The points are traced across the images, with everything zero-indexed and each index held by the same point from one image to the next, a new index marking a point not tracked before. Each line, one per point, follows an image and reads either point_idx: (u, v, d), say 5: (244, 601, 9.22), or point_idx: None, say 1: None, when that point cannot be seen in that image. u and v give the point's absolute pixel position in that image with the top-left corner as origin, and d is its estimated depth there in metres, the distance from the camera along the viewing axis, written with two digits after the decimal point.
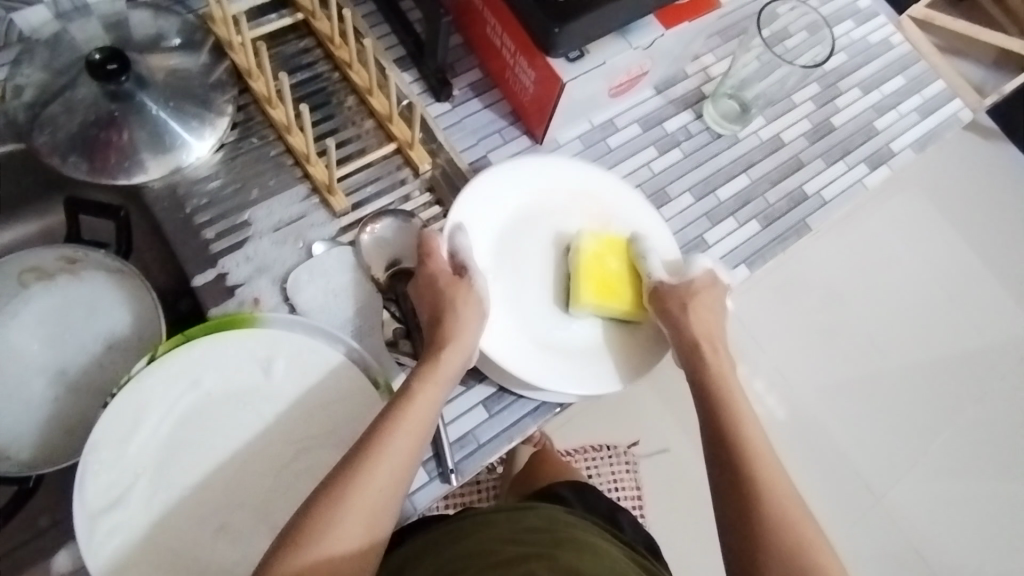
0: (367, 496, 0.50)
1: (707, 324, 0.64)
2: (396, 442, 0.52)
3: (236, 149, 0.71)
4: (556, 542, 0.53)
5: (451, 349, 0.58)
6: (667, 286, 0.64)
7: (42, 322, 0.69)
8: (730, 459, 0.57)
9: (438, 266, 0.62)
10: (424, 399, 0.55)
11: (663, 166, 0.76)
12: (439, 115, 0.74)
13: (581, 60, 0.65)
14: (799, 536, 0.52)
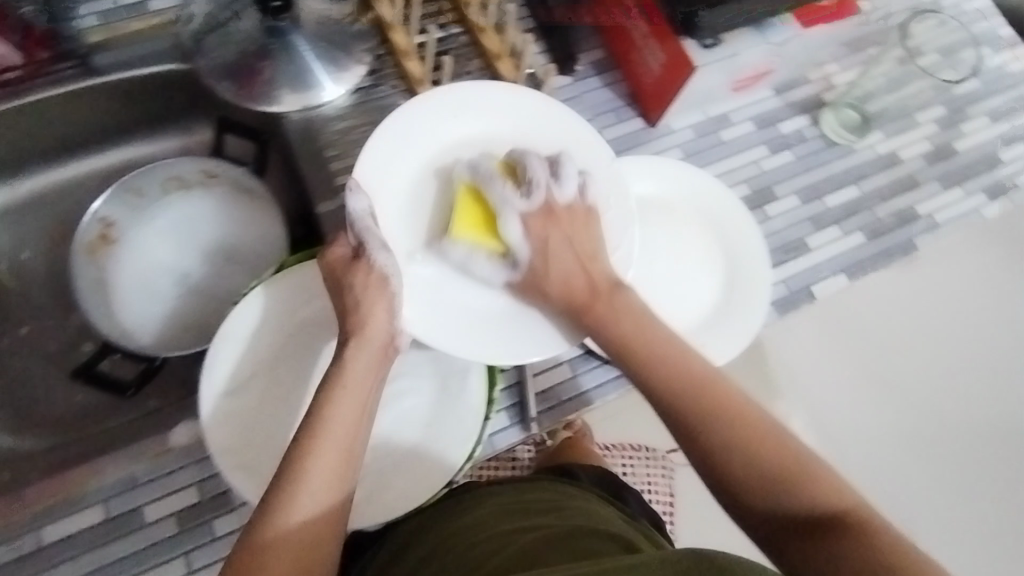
0: (315, 473, 0.46)
1: (583, 249, 0.57)
2: (326, 445, 0.47)
3: (368, 95, 0.75)
4: (556, 509, 0.56)
5: (368, 339, 0.52)
6: (539, 235, 0.57)
7: (175, 226, 0.75)
8: (676, 399, 0.50)
9: (338, 257, 0.55)
10: (344, 395, 0.49)
11: (772, 166, 0.76)
12: (561, 87, 0.76)
13: (715, 48, 0.67)
14: (760, 435, 0.47)
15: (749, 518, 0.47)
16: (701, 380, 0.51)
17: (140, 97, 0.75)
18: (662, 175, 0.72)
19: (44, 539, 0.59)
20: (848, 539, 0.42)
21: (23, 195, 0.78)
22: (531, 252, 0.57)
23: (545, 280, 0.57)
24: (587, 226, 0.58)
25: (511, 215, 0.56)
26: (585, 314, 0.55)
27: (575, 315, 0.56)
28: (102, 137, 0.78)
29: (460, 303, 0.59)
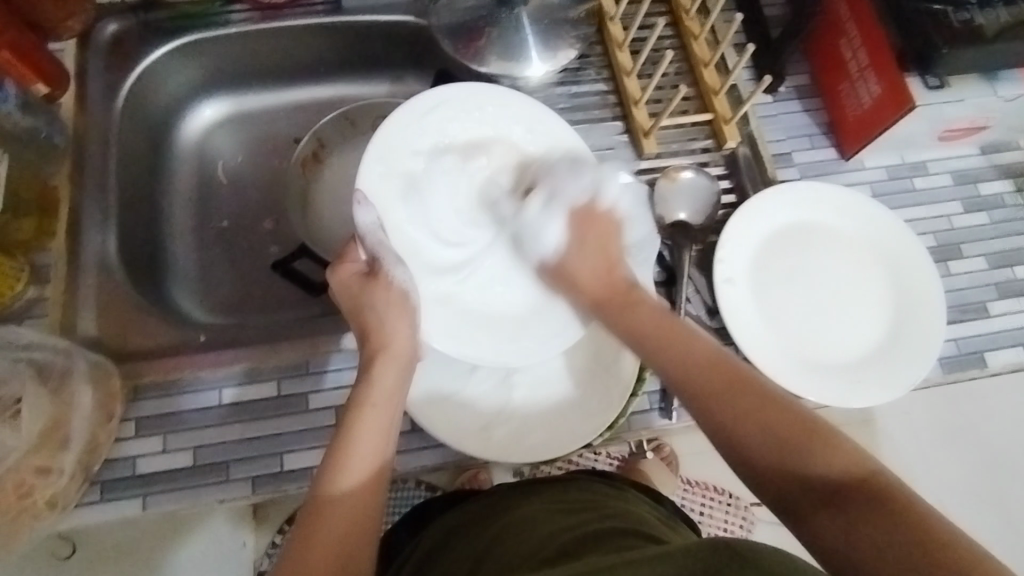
0: (353, 462, 0.47)
1: (598, 257, 0.60)
2: (357, 435, 0.48)
3: (573, 76, 0.80)
4: (595, 508, 0.57)
5: (384, 342, 0.54)
6: (578, 218, 0.61)
7: (371, 159, 0.82)
8: (725, 407, 0.46)
9: (350, 272, 0.57)
10: (377, 388, 0.51)
11: (963, 224, 0.74)
12: (759, 104, 0.78)
13: (939, 90, 0.65)
14: (838, 461, 0.42)
15: (818, 535, 0.40)
16: (751, 390, 0.46)
17: (373, 41, 0.83)
18: (841, 207, 0.72)
19: (224, 398, 0.66)
20: (845, 517, 0.40)
21: (249, 107, 0.88)
22: (570, 246, 0.61)
23: (573, 272, 0.61)
24: (608, 229, 0.61)
25: (544, 222, 0.63)
26: (619, 314, 0.56)
27: (610, 305, 0.58)
28: (327, 70, 0.87)
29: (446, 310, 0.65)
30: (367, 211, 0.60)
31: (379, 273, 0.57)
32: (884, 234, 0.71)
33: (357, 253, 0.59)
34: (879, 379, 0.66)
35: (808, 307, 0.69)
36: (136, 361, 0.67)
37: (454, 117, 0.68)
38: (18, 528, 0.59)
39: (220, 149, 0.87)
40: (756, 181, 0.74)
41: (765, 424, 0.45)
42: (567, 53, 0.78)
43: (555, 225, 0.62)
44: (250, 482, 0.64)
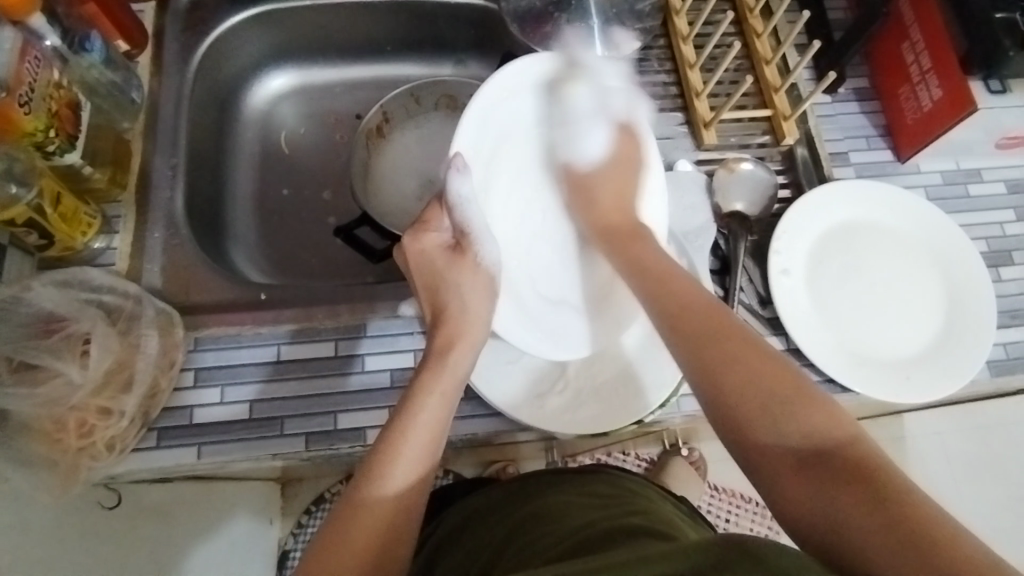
0: (400, 461, 0.48)
1: (621, 184, 0.64)
2: (415, 421, 0.50)
3: (636, 66, 0.81)
4: (619, 503, 0.61)
5: (464, 326, 0.55)
6: (620, 144, 0.65)
7: (433, 136, 0.84)
8: (741, 399, 0.45)
9: (432, 240, 0.58)
10: (454, 364, 0.53)
11: (1016, 232, 0.75)
12: (818, 104, 0.79)
13: (1001, 94, 0.68)
14: (834, 437, 0.43)
15: (801, 519, 0.41)
16: (772, 373, 0.46)
17: (441, 21, 0.85)
18: (893, 207, 0.73)
19: (282, 354, 0.67)
20: (845, 502, 0.40)
21: (314, 81, 0.90)
22: (594, 183, 0.64)
23: (593, 195, 0.64)
24: (626, 171, 0.64)
25: (604, 118, 0.66)
26: (625, 249, 0.59)
27: (614, 241, 0.61)
28: (393, 49, 0.89)
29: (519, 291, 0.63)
30: (463, 179, 0.56)
31: (466, 250, 0.58)
32: (937, 237, 0.72)
33: (440, 220, 0.59)
34: (932, 374, 0.67)
35: (862, 301, 0.70)
36: (199, 313, 0.68)
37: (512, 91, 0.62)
38: (78, 466, 0.60)
39: (283, 119, 0.89)
40: (812, 177, 0.75)
41: (783, 405, 0.44)
42: (632, 43, 0.79)
43: (601, 133, 0.66)
44: (303, 438, 0.64)
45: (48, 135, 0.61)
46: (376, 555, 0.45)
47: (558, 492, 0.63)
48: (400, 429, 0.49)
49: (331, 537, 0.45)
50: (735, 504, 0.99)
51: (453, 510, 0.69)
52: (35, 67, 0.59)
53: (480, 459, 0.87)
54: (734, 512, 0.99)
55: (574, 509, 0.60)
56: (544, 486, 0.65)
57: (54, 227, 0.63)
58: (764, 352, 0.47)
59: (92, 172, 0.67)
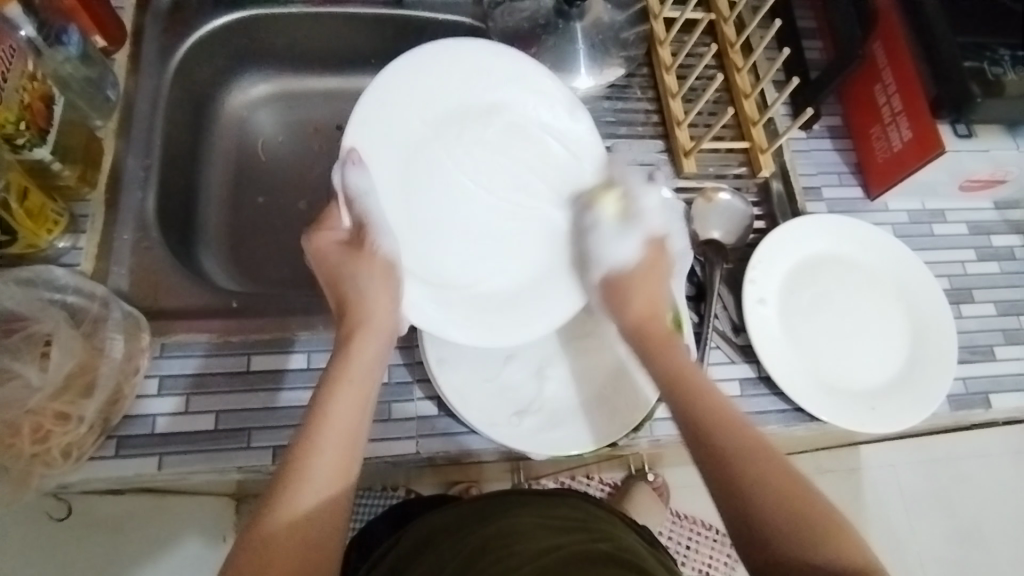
0: (311, 476, 0.47)
1: (655, 289, 0.61)
2: (324, 428, 0.49)
3: (619, 93, 0.83)
4: (584, 526, 0.61)
5: (365, 317, 0.55)
6: (647, 257, 0.63)
7: None
8: (757, 493, 0.47)
9: (332, 239, 0.58)
10: (358, 351, 0.54)
11: (977, 271, 0.78)
12: (794, 139, 0.82)
13: (967, 139, 0.70)
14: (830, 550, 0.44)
15: None
16: (790, 495, 0.46)
17: (429, 38, 0.86)
18: (862, 241, 0.76)
19: (252, 364, 0.65)
20: None
21: (298, 89, 0.90)
22: (640, 265, 0.62)
23: (629, 290, 0.61)
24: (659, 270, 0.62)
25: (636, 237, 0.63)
26: (656, 353, 0.57)
27: (647, 341, 0.58)
28: (378, 62, 0.90)
29: (458, 282, 0.66)
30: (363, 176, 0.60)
31: (362, 242, 0.58)
32: (902, 273, 0.75)
33: (339, 218, 0.59)
34: (897, 406, 0.69)
35: (830, 332, 0.72)
36: (168, 318, 0.66)
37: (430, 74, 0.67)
38: (30, 474, 0.58)
39: (264, 125, 0.89)
40: (786, 209, 0.78)
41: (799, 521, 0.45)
42: (615, 70, 0.81)
43: (629, 243, 0.63)
44: (271, 451, 0.63)
45: (18, 127, 0.59)
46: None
47: (524, 512, 0.63)
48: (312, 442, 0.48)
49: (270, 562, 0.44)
50: (696, 531, 1.00)
51: (417, 524, 0.68)
52: (9, 57, 0.58)
53: (444, 479, 0.86)
54: (693, 539, 0.99)
55: (539, 530, 0.59)
56: (511, 505, 0.65)
57: (19, 224, 0.61)
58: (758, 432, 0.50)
59: (62, 168, 0.65)
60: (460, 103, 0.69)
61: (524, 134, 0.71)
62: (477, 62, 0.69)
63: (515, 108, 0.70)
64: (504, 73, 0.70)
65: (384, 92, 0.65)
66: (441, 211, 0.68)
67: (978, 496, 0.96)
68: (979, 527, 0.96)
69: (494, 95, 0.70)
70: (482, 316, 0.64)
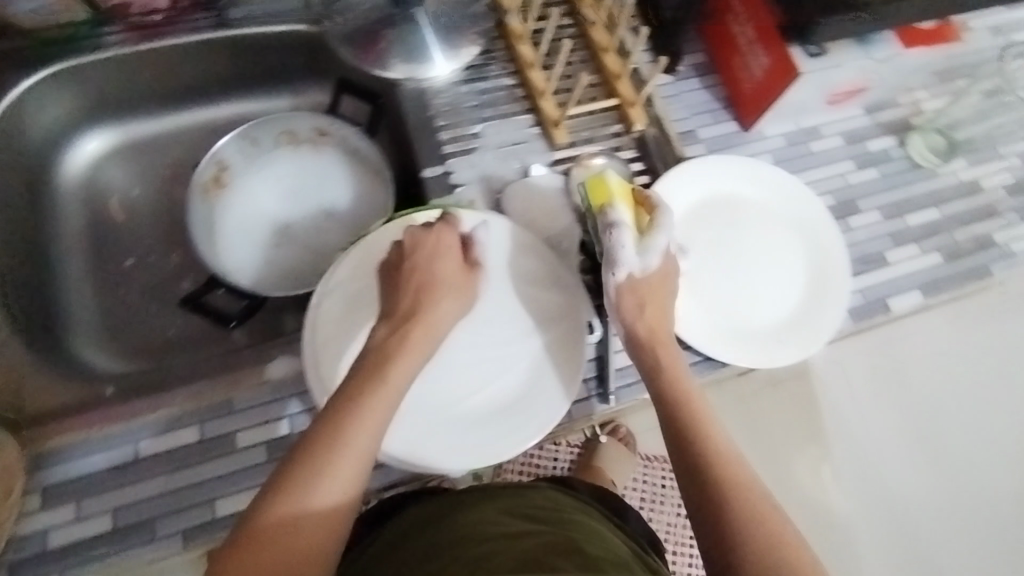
0: (338, 469, 0.45)
1: (660, 317, 0.61)
2: (359, 427, 0.47)
3: (478, 73, 0.79)
4: (558, 519, 0.58)
5: (425, 330, 0.53)
6: (653, 277, 0.61)
7: (280, 179, 0.80)
8: (693, 429, 0.55)
9: (440, 242, 0.57)
10: (399, 367, 0.50)
11: (858, 180, 0.79)
12: (661, 85, 0.80)
13: (819, 57, 0.70)
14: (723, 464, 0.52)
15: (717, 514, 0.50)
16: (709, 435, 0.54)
17: (267, 52, 0.80)
18: (752, 177, 0.75)
19: (141, 451, 0.61)
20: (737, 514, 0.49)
21: (138, 135, 0.84)
22: (652, 288, 0.61)
23: (659, 326, 0.61)
24: (667, 284, 0.62)
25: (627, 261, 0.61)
26: (653, 358, 0.60)
27: (650, 349, 0.60)
28: (220, 88, 0.84)
29: (438, 407, 0.62)
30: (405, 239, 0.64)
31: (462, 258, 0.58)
32: (797, 203, 0.75)
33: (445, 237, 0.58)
34: (806, 330, 0.70)
35: (735, 273, 0.72)
36: (37, 423, 0.61)
37: (415, 231, 0.65)
38: None
39: (113, 183, 0.82)
40: (665, 160, 0.76)
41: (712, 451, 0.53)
42: (470, 48, 0.80)
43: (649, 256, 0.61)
44: (181, 536, 0.59)
45: None
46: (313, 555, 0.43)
47: (490, 505, 0.59)
48: (342, 428, 0.46)
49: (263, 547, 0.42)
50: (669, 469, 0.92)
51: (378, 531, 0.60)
52: None
53: None
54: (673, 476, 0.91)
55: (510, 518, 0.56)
56: (481, 498, 0.60)
57: None
58: (703, 403, 0.57)
59: None
60: None
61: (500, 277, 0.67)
62: (440, 220, 0.66)
63: (483, 248, 0.67)
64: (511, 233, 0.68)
65: (370, 250, 0.64)
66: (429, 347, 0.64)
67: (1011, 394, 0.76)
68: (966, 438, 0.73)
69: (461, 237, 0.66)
70: (470, 439, 0.61)
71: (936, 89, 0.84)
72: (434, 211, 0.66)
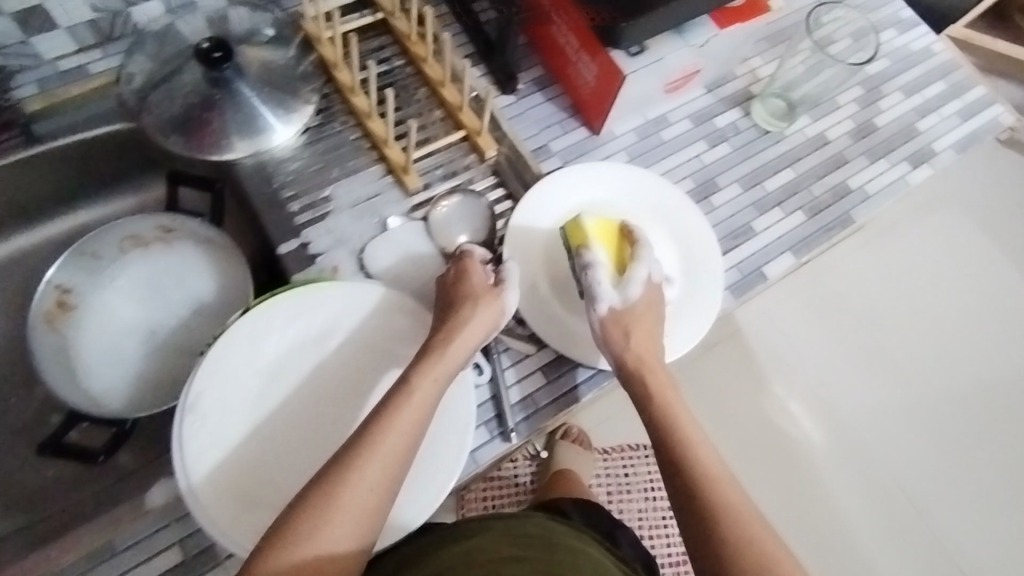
0: (370, 468, 0.51)
1: (651, 345, 0.63)
2: (389, 431, 0.53)
3: (318, 133, 0.77)
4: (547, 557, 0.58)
5: (449, 342, 0.59)
6: (637, 305, 0.64)
7: (135, 286, 0.75)
8: (684, 460, 0.57)
9: (478, 271, 0.64)
10: (419, 389, 0.56)
11: (713, 158, 0.80)
12: (504, 106, 0.80)
13: (641, 55, 0.70)
14: (716, 492, 0.55)
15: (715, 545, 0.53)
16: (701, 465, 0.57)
17: (91, 158, 0.76)
18: (613, 182, 0.75)
19: None
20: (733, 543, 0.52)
21: None
22: (636, 314, 0.63)
23: (647, 354, 0.63)
24: (654, 311, 0.65)
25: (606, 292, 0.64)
26: (644, 391, 0.62)
27: (639, 383, 0.62)
28: (50, 204, 0.78)
29: None
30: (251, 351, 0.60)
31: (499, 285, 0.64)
32: (663, 198, 0.75)
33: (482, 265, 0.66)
34: (686, 322, 0.70)
35: None
36: None
37: (270, 322, 0.61)
38: None
39: None
40: (523, 181, 0.76)
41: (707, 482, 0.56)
42: (305, 108, 0.77)
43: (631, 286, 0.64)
44: None
45: None
46: (347, 538, 0.49)
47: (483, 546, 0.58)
48: (380, 430, 0.53)
49: (304, 528, 0.49)
50: (626, 458, 1.06)
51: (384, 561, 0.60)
52: None
53: None
54: (629, 464, 1.06)
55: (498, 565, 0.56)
56: (472, 531, 0.60)
57: None
58: (698, 434, 0.59)
59: None
60: (298, 336, 0.62)
61: (377, 342, 0.63)
62: (294, 304, 0.62)
63: (347, 321, 0.63)
64: (373, 300, 0.64)
65: (229, 346, 0.60)
66: (305, 440, 0.59)
67: (809, 329, 1.22)
68: (887, 351, 1.22)
69: (321, 315, 0.63)
70: None
71: (769, 53, 0.87)
72: (286, 295, 0.62)
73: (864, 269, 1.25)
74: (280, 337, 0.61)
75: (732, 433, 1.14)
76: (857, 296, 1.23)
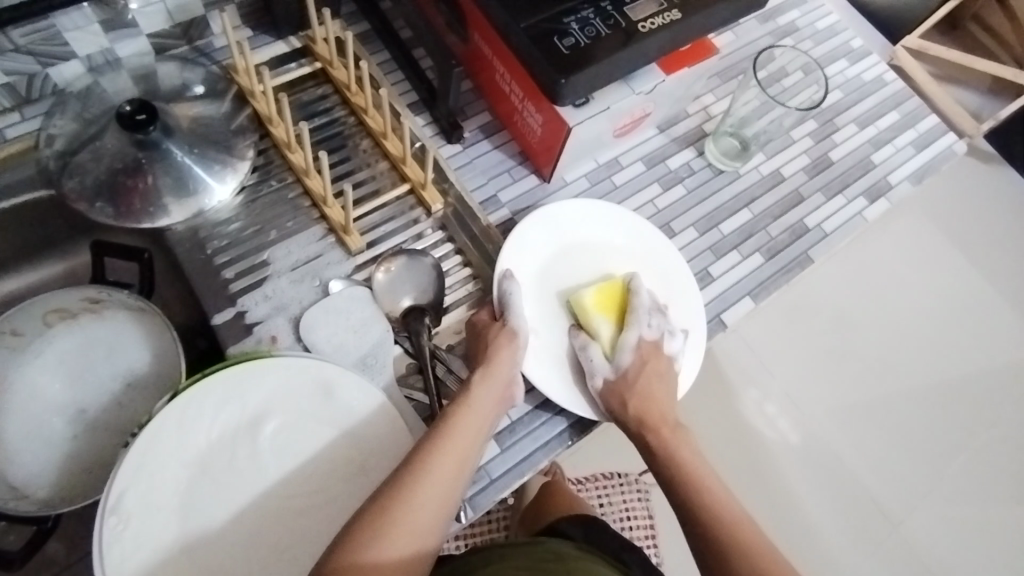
0: (430, 481, 0.52)
1: (657, 402, 0.62)
2: (446, 449, 0.54)
3: (255, 192, 0.74)
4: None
5: (490, 373, 0.60)
6: (633, 368, 0.62)
7: (64, 363, 0.71)
8: (710, 520, 0.56)
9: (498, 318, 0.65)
10: (474, 409, 0.58)
11: (667, 202, 0.78)
12: (450, 156, 0.77)
13: (585, 106, 0.67)
14: (748, 549, 0.55)
15: None
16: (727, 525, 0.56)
17: (13, 229, 0.72)
18: (585, 227, 0.72)
19: None
20: None
21: None
22: (635, 373, 0.62)
23: (653, 408, 0.61)
24: (658, 368, 0.63)
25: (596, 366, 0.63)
26: (657, 447, 0.61)
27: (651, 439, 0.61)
28: None
29: None
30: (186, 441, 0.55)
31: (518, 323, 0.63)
32: (636, 243, 0.72)
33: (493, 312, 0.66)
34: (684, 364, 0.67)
35: None
36: None
37: (201, 409, 0.56)
38: None
39: None
40: (471, 235, 0.73)
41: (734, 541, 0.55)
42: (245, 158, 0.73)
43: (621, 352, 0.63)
44: None
45: None
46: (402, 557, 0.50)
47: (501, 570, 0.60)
48: (436, 448, 0.54)
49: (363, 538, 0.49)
50: (601, 486, 1.04)
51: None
52: None
53: None
54: (603, 492, 1.02)
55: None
56: (492, 560, 0.61)
57: None
58: (719, 490, 0.59)
59: None
60: (232, 422, 0.57)
61: (320, 420, 0.59)
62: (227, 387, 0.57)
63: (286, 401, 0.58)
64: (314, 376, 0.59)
65: (154, 440, 0.54)
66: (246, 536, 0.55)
67: (787, 355, 1.20)
68: (859, 370, 1.21)
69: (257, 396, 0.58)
70: None
71: (721, 88, 0.85)
72: (218, 378, 0.57)
73: (834, 290, 1.23)
74: (213, 425, 0.56)
75: (730, 453, 1.13)
76: (828, 316, 1.22)
